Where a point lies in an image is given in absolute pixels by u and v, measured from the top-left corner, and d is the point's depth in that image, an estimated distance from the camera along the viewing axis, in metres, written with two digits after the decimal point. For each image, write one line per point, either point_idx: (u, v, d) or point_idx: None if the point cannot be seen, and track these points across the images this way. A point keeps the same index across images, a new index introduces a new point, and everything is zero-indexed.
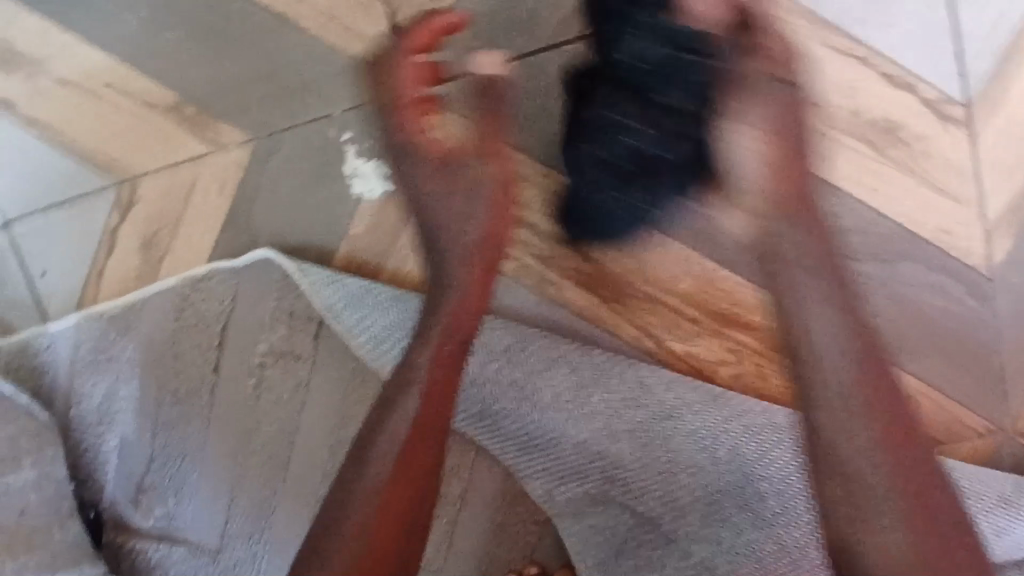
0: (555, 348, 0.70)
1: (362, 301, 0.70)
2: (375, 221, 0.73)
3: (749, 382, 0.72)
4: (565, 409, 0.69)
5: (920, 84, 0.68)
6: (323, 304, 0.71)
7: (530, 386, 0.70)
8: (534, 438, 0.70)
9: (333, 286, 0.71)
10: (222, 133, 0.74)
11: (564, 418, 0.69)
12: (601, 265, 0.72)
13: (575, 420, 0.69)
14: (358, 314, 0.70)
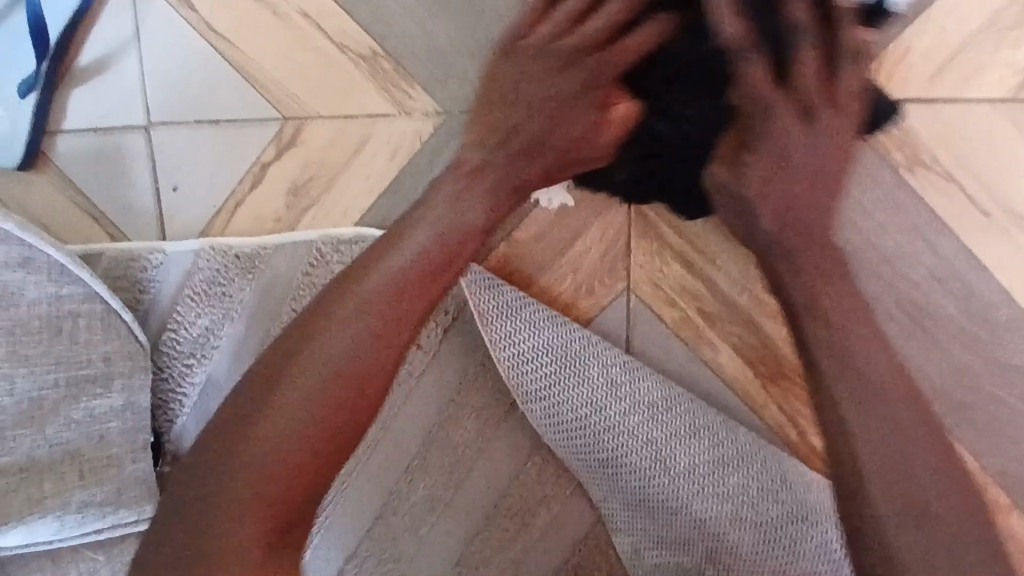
0: (702, 417, 0.66)
1: (517, 314, 0.67)
2: (546, 231, 0.69)
3: None
4: (696, 482, 0.65)
5: None
6: (476, 307, 0.66)
7: (666, 449, 0.66)
8: (650, 497, 0.66)
9: (491, 291, 0.66)
10: (411, 98, 0.69)
11: (693, 490, 0.65)
12: (767, 340, 0.67)
13: (703, 495, 0.65)
14: (511, 328, 0.66)
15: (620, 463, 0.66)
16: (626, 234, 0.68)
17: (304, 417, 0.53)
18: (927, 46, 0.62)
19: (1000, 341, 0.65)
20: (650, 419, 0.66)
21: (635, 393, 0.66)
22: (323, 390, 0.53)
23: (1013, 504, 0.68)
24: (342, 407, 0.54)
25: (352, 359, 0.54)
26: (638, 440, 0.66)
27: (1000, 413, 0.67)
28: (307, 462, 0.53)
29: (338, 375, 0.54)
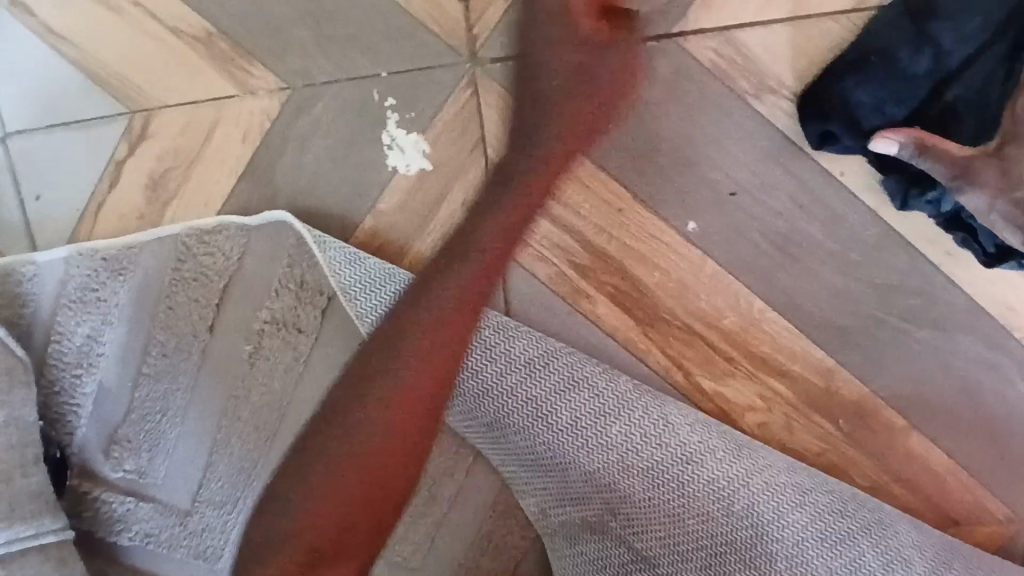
0: (581, 368, 0.66)
1: (382, 288, 0.65)
2: (406, 199, 0.67)
3: (772, 431, 0.68)
4: (581, 436, 0.64)
5: None
6: (338, 283, 0.65)
7: (548, 408, 0.64)
8: (541, 457, 0.65)
9: (351, 266, 0.65)
10: (254, 77, 0.67)
11: (578, 444, 0.64)
12: (643, 285, 0.66)
13: (590, 448, 0.64)
14: (375, 301, 0.65)
15: (505, 426, 0.65)
16: (489, 193, 0.66)
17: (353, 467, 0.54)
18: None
19: (872, 262, 0.64)
20: (528, 376, 0.65)
21: (511, 353, 0.65)
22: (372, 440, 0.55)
23: (907, 424, 0.67)
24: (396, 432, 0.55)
25: (385, 387, 0.55)
26: (518, 401, 0.64)
27: (884, 334, 0.66)
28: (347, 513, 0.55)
29: (387, 423, 0.55)
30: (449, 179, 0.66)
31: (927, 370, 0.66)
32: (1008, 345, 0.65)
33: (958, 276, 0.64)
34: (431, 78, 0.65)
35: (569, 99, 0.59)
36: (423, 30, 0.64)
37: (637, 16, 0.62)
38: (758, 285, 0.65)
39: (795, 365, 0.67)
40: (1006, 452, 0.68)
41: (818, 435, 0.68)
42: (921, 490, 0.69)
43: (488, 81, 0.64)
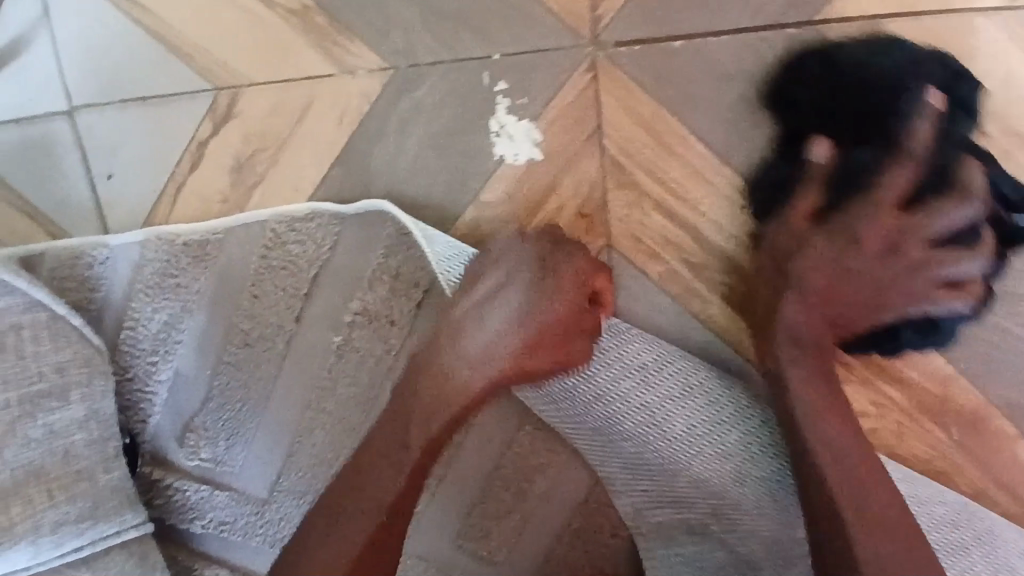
0: (692, 376, 0.64)
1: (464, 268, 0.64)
2: (513, 190, 0.63)
3: (882, 437, 0.66)
4: (695, 444, 0.63)
5: None
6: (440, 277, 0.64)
7: (661, 414, 0.64)
8: (648, 462, 0.65)
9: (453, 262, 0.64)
10: (352, 55, 0.62)
11: (691, 451, 0.63)
12: (760, 286, 0.63)
13: (702, 455, 0.63)
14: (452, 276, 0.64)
15: (613, 430, 0.65)
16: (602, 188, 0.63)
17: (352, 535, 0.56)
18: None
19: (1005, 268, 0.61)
20: (643, 384, 0.64)
21: (625, 358, 0.64)
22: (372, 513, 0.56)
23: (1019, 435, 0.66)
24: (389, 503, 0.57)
25: (369, 474, 0.57)
26: (631, 405, 0.65)
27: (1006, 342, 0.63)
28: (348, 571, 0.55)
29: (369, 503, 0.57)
30: (561, 171, 0.62)
31: None
32: None
33: None
34: (547, 61, 0.61)
35: (501, 329, 0.59)
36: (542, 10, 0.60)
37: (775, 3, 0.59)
38: None
39: (910, 371, 0.65)
40: None
41: (928, 442, 0.66)
42: None
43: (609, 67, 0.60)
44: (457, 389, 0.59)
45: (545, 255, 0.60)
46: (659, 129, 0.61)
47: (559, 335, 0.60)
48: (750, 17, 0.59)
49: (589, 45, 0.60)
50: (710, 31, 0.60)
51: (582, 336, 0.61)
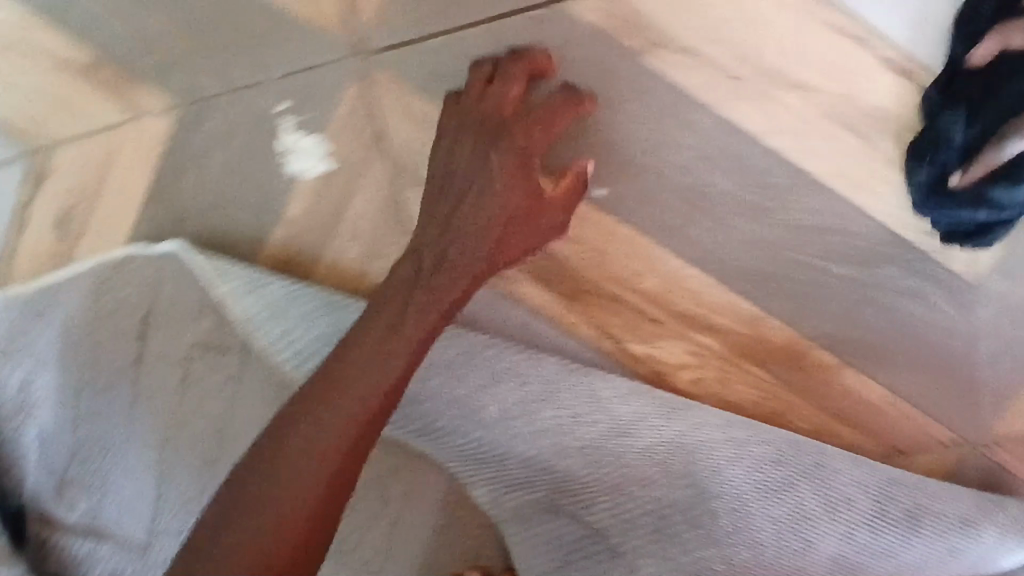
0: (501, 362, 0.64)
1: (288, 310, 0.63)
2: (311, 203, 0.66)
3: (709, 387, 0.69)
4: (513, 428, 0.64)
5: (918, 70, 0.59)
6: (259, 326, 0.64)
7: (474, 404, 0.64)
8: (481, 451, 0.65)
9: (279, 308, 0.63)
10: (144, 99, 0.66)
11: (511, 435, 0.64)
12: (560, 258, 0.66)
13: (523, 437, 0.64)
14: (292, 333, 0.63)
15: (436, 428, 0.65)
16: (392, 186, 0.65)
17: (265, 522, 0.47)
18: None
19: (793, 202, 0.62)
20: (450, 378, 0.64)
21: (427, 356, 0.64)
22: (310, 489, 0.47)
23: (837, 361, 0.67)
24: (329, 459, 0.49)
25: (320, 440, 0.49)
26: (444, 402, 0.64)
27: (804, 276, 0.65)
28: (295, 539, 0.47)
29: (322, 472, 0.48)
30: (351, 178, 0.65)
31: (854, 305, 0.65)
32: (933, 272, 0.64)
33: (876, 211, 0.62)
34: (317, 79, 0.63)
35: (467, 233, 0.58)
36: (302, 29, 0.62)
37: None
38: (672, 245, 0.65)
39: (720, 318, 0.67)
40: (944, 378, 0.67)
41: (753, 384, 0.69)
42: (863, 426, 0.69)
43: (377, 76, 0.62)
44: (450, 266, 0.57)
45: (485, 119, 0.59)
46: (437, 124, 0.63)
47: (524, 215, 0.59)
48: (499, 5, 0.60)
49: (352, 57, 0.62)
50: (464, 24, 0.60)
51: (557, 211, 0.61)
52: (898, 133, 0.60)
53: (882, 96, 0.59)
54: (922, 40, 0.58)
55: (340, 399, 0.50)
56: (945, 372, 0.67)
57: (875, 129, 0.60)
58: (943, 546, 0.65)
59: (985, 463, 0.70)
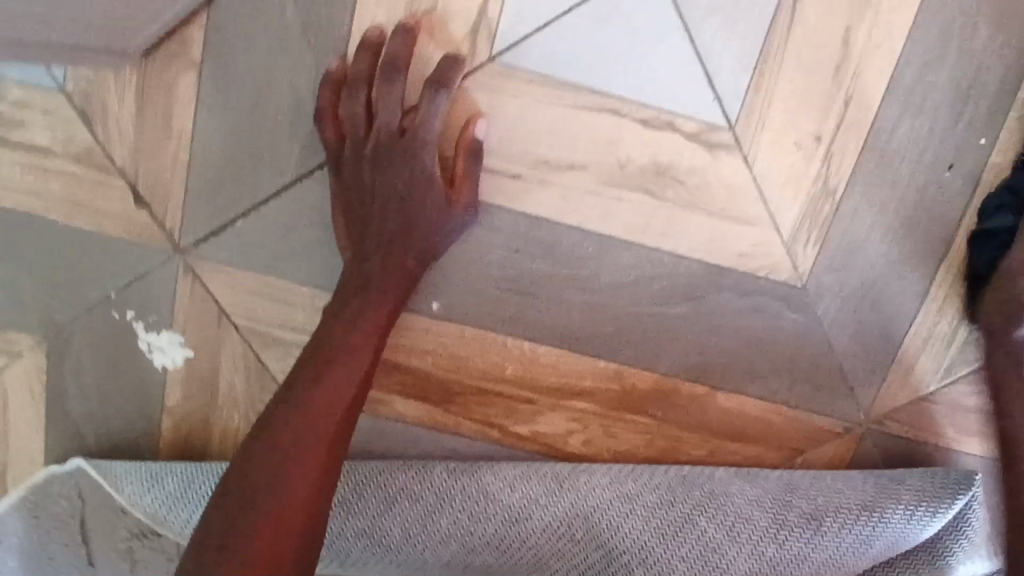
0: (393, 483, 0.68)
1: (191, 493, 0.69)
2: (187, 388, 0.70)
3: (599, 444, 0.72)
4: (419, 541, 0.67)
5: (678, 120, 0.62)
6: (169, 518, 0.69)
7: (379, 531, 0.67)
8: (401, 565, 0.69)
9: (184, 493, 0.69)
10: (12, 340, 0.70)
11: (420, 547, 0.68)
12: (423, 371, 0.69)
13: (431, 547, 0.68)
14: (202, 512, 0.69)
15: (354, 559, 0.69)
16: (251, 351, 0.69)
17: (259, 518, 0.51)
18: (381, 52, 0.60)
19: (608, 264, 0.66)
20: (348, 514, 0.67)
21: None
22: (272, 483, 0.52)
23: (708, 388, 0.70)
24: (312, 437, 0.55)
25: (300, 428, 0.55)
26: (351, 536, 0.68)
27: (646, 324, 0.68)
28: (273, 506, 0.52)
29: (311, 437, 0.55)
30: (212, 357, 0.69)
31: (704, 335, 0.68)
32: (763, 286, 0.67)
33: (688, 251, 0.66)
34: (152, 283, 0.67)
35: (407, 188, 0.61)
36: (123, 244, 0.66)
37: (294, 156, 0.63)
38: (519, 331, 0.68)
39: (587, 382, 0.70)
40: (811, 374, 0.70)
41: (638, 430, 0.71)
42: (757, 439, 0.72)
43: (200, 265, 0.66)
44: (388, 261, 0.61)
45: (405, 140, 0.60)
46: (270, 290, 0.67)
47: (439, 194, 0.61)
48: (285, 173, 0.63)
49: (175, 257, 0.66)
50: (261, 199, 0.64)
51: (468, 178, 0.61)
52: (681, 179, 0.63)
53: (654, 152, 0.62)
54: (674, 95, 0.61)
55: (332, 381, 0.58)
56: (809, 368, 0.70)
57: (659, 182, 0.63)
58: (850, 537, 0.67)
59: (881, 437, 0.72)
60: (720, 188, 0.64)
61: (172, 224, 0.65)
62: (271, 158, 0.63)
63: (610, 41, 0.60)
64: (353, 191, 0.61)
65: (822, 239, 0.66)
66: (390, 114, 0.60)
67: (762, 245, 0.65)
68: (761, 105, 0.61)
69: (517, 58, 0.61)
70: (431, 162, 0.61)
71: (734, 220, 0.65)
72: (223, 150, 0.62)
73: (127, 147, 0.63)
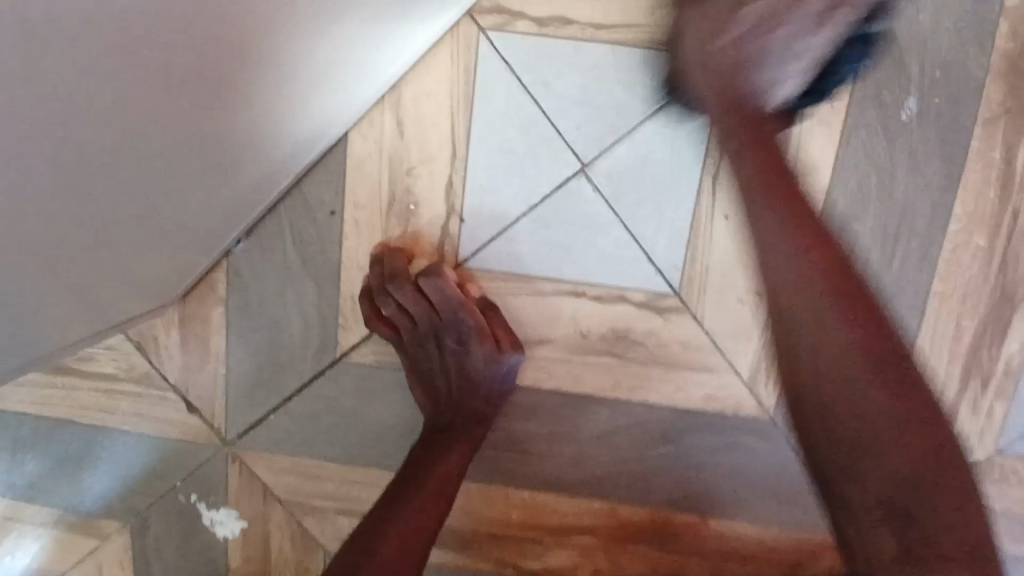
0: None
1: None
2: (246, 553, 0.81)
3: (607, 573, 0.78)
4: None
5: (626, 293, 0.70)
6: None
7: None
8: None
9: None
10: (104, 526, 0.82)
11: None
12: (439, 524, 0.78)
13: None
14: None
15: None
16: (294, 519, 0.79)
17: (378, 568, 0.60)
18: (368, 272, 0.71)
19: (587, 418, 0.74)
20: None
21: None
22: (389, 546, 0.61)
23: (700, 516, 0.76)
24: (420, 508, 0.65)
25: (412, 503, 0.65)
26: None
27: (631, 466, 0.75)
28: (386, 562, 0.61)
29: (418, 510, 0.65)
30: (263, 525, 0.80)
31: (686, 470, 0.74)
32: (733, 422, 0.73)
33: (656, 398, 0.73)
34: (209, 469, 0.79)
35: (461, 340, 0.69)
36: (185, 442, 0.79)
37: (309, 359, 0.74)
38: (519, 482, 0.76)
39: (588, 521, 0.76)
40: (794, 495, 0.75)
41: (642, 559, 0.77)
42: (755, 558, 0.76)
43: (246, 453, 0.78)
44: (464, 396, 0.69)
45: (450, 302, 0.68)
46: (302, 468, 0.77)
47: (486, 345, 0.69)
48: (303, 374, 0.75)
49: (226, 450, 0.78)
50: (287, 396, 0.76)
51: (505, 331, 0.70)
52: (640, 340, 0.71)
53: (612, 320, 0.71)
54: (617, 274, 0.70)
55: (428, 495, 0.65)
56: (789, 488, 0.75)
57: (620, 343, 0.72)
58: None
59: None
60: (675, 342, 0.71)
61: (218, 423, 0.78)
62: (292, 363, 0.75)
63: (562, 237, 0.69)
64: (412, 350, 0.70)
65: (782, 374, 0.71)
66: (437, 290, 0.68)
67: (726, 385, 0.72)
68: (697, 270, 0.69)
69: (479, 260, 0.70)
70: (474, 322, 0.68)
71: (694, 367, 0.71)
72: (254, 360, 0.75)
73: (179, 366, 0.77)
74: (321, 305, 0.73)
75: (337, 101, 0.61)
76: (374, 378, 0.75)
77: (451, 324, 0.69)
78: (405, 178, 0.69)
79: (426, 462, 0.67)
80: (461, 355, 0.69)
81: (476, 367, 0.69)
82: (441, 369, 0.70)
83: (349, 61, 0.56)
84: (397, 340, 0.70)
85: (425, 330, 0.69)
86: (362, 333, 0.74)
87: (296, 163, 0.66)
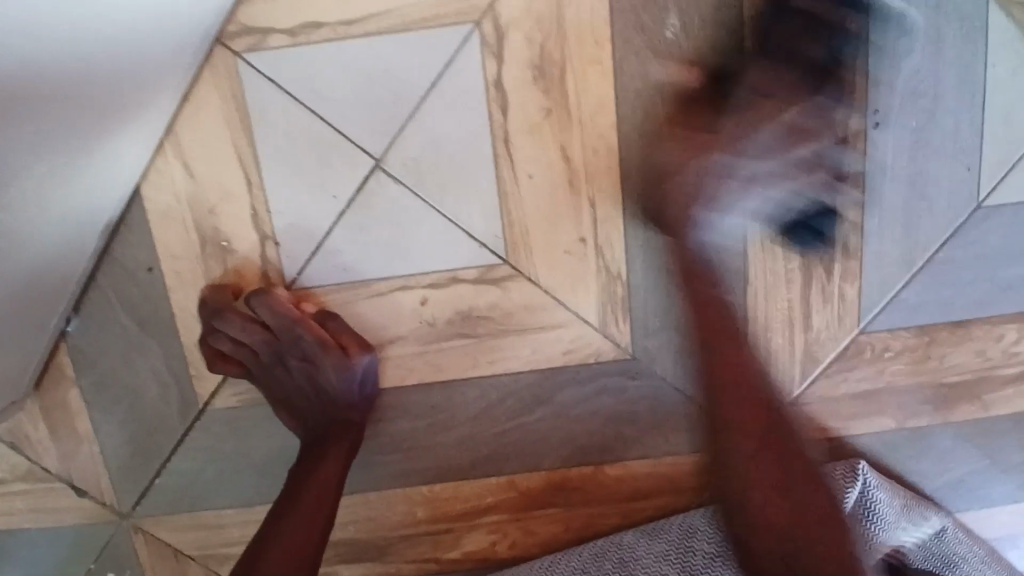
0: None
1: None
2: None
3: (524, 543, 0.79)
4: None
5: (457, 273, 0.70)
6: None
7: None
8: None
9: None
10: None
11: None
12: (351, 540, 0.78)
13: None
14: None
15: None
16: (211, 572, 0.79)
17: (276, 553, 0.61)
18: (201, 316, 0.70)
19: (458, 402, 0.74)
20: None
21: None
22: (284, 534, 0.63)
23: (595, 465, 0.76)
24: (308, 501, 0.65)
25: (301, 499, 0.65)
26: None
27: (514, 436, 0.75)
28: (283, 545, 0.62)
29: (309, 503, 0.65)
30: None
31: (568, 426, 0.75)
32: (597, 369, 0.73)
33: (518, 365, 0.73)
34: (115, 547, 0.78)
35: (305, 356, 0.69)
36: (84, 527, 0.78)
37: (176, 415, 0.74)
38: (413, 479, 0.76)
39: (491, 498, 0.77)
40: (680, 424, 0.75)
41: (552, 519, 0.78)
42: (658, 490, 0.77)
43: (146, 521, 0.78)
44: (325, 407, 0.69)
45: (282, 322, 0.68)
46: (203, 522, 0.77)
47: (330, 355, 0.68)
48: (176, 432, 0.75)
49: (126, 524, 0.78)
50: (167, 456, 0.75)
51: (346, 337, 0.69)
52: (486, 314, 0.71)
53: (452, 302, 0.71)
54: (442, 256, 0.70)
55: (309, 501, 0.66)
56: (672, 419, 0.75)
57: (468, 323, 0.72)
58: None
59: None
60: (519, 307, 0.71)
61: (110, 498, 0.77)
62: (162, 423, 0.74)
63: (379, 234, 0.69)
64: (262, 379, 0.70)
65: (631, 312, 0.72)
66: (267, 313, 0.68)
67: (580, 335, 0.72)
68: (519, 233, 0.69)
69: (305, 278, 0.70)
70: (312, 336, 0.68)
71: (543, 327, 0.72)
72: (124, 430, 0.75)
73: (55, 454, 0.76)
74: (170, 360, 0.72)
75: (146, 131, 0.61)
76: (244, 416, 0.74)
77: (290, 344, 0.68)
78: (210, 218, 0.69)
79: (306, 468, 0.67)
80: (310, 371, 0.69)
81: (328, 378, 0.69)
82: (296, 390, 0.70)
83: (132, 94, 0.53)
84: (245, 373, 0.70)
85: (268, 356, 0.69)
86: (216, 378, 0.73)
87: (104, 213, 0.63)
